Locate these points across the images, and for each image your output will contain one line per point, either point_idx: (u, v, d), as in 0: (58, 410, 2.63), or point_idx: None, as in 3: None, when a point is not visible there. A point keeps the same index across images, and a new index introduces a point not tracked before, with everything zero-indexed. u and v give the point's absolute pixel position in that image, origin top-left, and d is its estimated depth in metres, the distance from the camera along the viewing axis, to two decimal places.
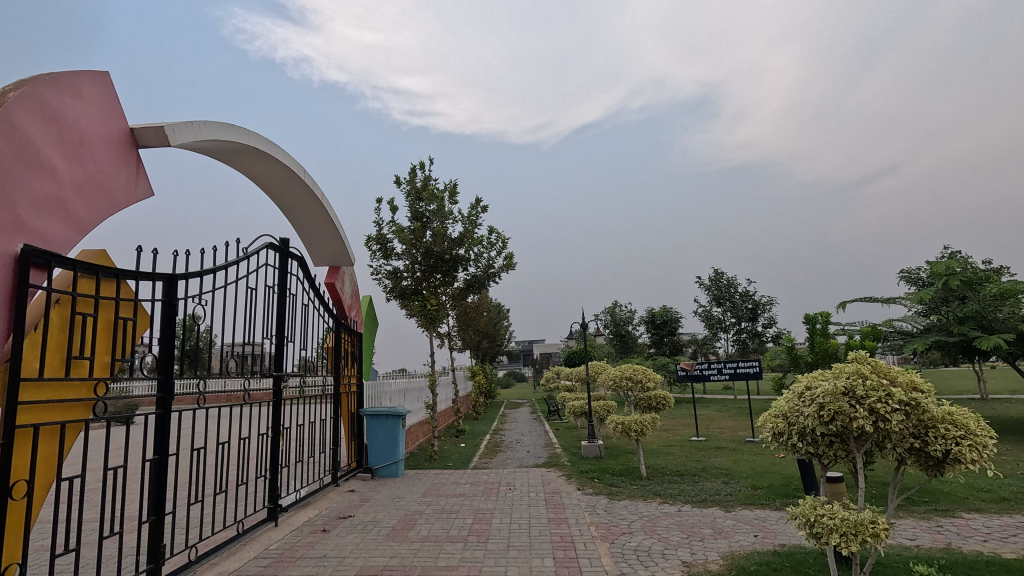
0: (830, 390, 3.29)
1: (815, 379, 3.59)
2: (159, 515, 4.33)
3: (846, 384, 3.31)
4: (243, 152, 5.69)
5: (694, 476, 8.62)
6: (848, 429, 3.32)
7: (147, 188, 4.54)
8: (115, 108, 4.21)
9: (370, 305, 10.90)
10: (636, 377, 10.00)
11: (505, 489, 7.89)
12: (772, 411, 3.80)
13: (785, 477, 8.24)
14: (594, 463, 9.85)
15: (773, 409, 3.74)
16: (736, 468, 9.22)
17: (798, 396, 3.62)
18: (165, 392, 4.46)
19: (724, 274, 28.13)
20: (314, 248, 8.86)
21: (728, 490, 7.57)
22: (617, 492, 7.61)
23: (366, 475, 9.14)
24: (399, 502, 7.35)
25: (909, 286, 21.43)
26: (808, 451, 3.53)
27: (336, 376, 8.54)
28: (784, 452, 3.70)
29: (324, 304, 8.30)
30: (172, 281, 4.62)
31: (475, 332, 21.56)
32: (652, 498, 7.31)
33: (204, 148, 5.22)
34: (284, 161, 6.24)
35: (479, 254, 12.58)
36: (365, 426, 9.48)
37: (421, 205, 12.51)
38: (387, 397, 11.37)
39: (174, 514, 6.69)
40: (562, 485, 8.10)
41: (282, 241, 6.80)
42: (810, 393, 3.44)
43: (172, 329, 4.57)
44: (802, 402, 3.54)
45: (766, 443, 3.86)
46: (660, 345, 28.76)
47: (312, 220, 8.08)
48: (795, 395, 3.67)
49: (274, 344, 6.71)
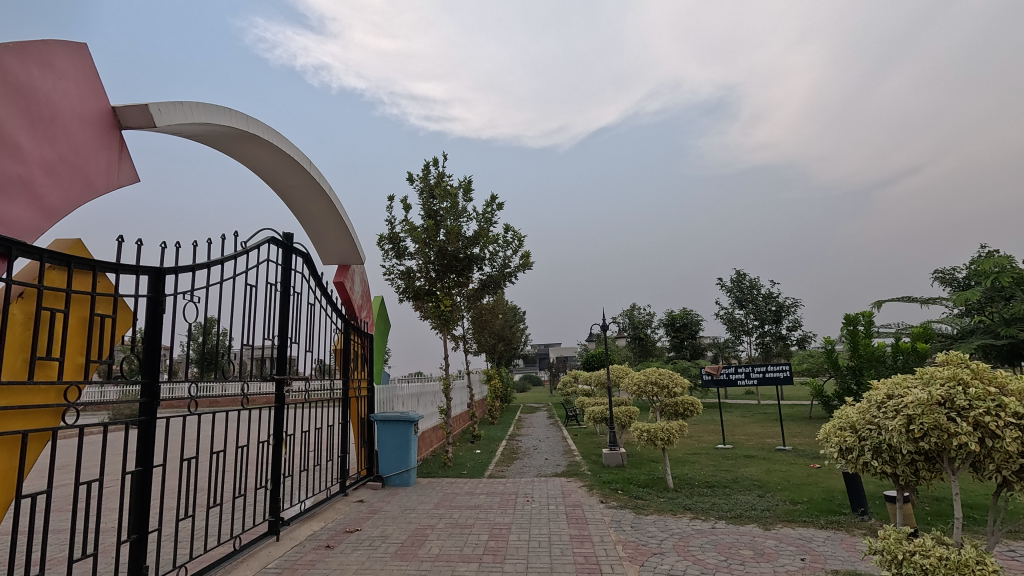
0: (925, 399, 2.83)
1: (897, 387, 3.12)
2: (141, 533, 3.92)
3: (942, 392, 2.85)
4: (241, 139, 5.32)
5: (725, 488, 8.03)
6: (945, 448, 2.84)
7: (133, 174, 4.17)
8: (94, 85, 3.85)
9: (381, 306, 10.49)
10: (662, 382, 9.36)
11: (522, 501, 7.40)
12: (837, 422, 3.34)
13: (826, 491, 7.61)
14: (616, 473, 9.30)
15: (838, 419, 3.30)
16: (771, 480, 8.60)
17: (878, 406, 3.14)
18: (149, 397, 4.03)
19: (746, 275, 27.41)
20: (322, 246, 8.52)
21: (765, 505, 6.97)
22: (644, 506, 7.05)
23: (376, 483, 8.72)
24: (410, 514, 6.90)
25: (944, 287, 20.51)
26: (885, 472, 3.05)
27: (345, 379, 8.12)
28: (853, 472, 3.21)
29: (331, 302, 7.92)
30: (159, 276, 4.22)
31: (490, 334, 21.11)
32: (683, 513, 6.74)
33: (198, 134, 4.85)
34: (288, 151, 5.86)
35: (495, 253, 12.14)
36: (376, 432, 9.05)
37: (434, 203, 12.12)
38: (399, 401, 10.95)
39: (173, 528, 6.31)
40: (584, 497, 7.59)
41: (286, 235, 6.40)
42: (894, 403, 2.98)
43: (159, 328, 4.17)
44: (881, 414, 3.07)
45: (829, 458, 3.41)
46: (680, 348, 28.01)
47: (320, 216, 7.73)
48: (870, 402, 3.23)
49: (276, 345, 6.30)
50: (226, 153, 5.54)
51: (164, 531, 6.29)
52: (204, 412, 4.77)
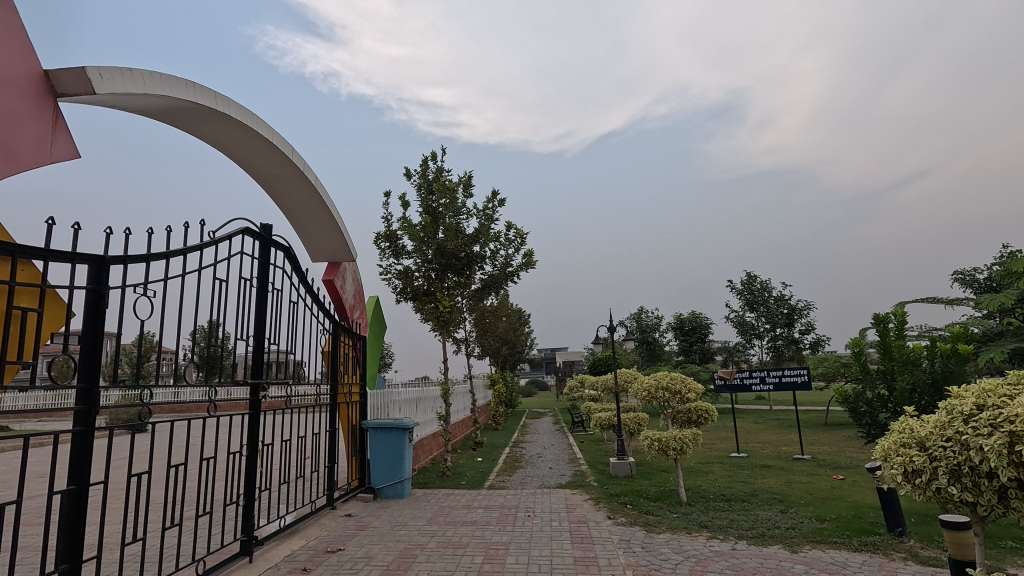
0: None
1: (987, 399, 3.30)
2: (73, 563, 3.40)
3: None
4: (211, 121, 4.83)
5: (744, 502, 7.39)
6: None
7: (73, 151, 3.65)
8: (22, 44, 3.33)
9: (376, 306, 9.96)
10: (674, 387, 8.74)
11: (523, 516, 6.83)
12: (899, 438, 3.55)
13: (855, 506, 6.97)
14: (625, 484, 8.68)
15: (904, 437, 3.51)
16: (792, 493, 7.98)
17: (964, 417, 3.32)
18: (86, 405, 3.50)
19: (757, 277, 26.72)
20: (311, 243, 8.02)
21: (789, 523, 6.33)
22: (655, 523, 6.44)
23: (367, 495, 8.15)
24: (399, 531, 6.33)
25: (964, 288, 19.78)
26: (956, 493, 3.24)
27: (333, 384, 7.57)
28: (918, 496, 3.39)
29: (318, 301, 7.37)
30: (101, 265, 3.69)
31: (494, 338, 20.59)
32: (699, 532, 6.12)
33: (157, 110, 4.35)
34: (265, 135, 5.37)
35: (497, 252, 11.62)
36: (368, 440, 8.49)
37: (433, 199, 11.60)
38: (396, 407, 10.40)
39: (140, 549, 5.76)
40: (590, 512, 6.99)
41: (264, 227, 5.88)
42: (992, 419, 3.14)
43: (100, 325, 3.65)
44: (970, 427, 3.24)
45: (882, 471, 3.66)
46: (689, 353, 27.34)
47: (307, 209, 7.24)
48: (953, 413, 3.41)
49: (252, 346, 5.75)
50: (196, 135, 5.05)
51: (131, 553, 5.75)
52: (161, 421, 4.23)
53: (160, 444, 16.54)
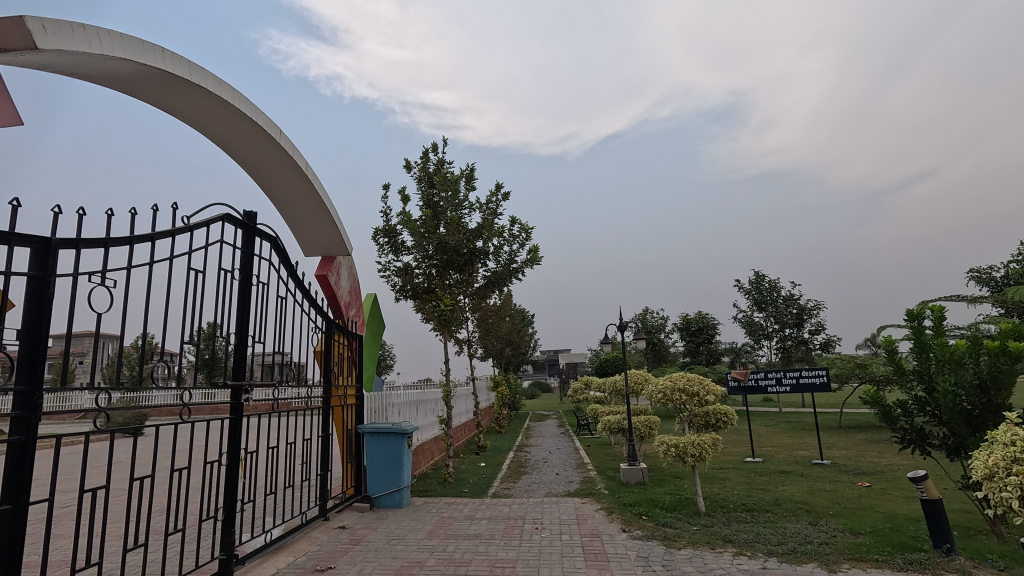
0: None
1: None
2: None
3: None
4: (193, 98, 4.45)
5: (768, 512, 6.86)
6: None
7: (16, 117, 3.18)
8: None
9: (374, 304, 9.47)
10: (692, 389, 8.17)
11: (531, 528, 6.33)
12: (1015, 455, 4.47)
13: (890, 518, 6.44)
14: (637, 492, 8.15)
15: (1017, 454, 4.44)
16: (817, 502, 7.45)
17: None
18: (25, 410, 3.01)
19: (766, 276, 26.18)
20: (302, 237, 7.54)
21: (821, 537, 5.79)
22: (675, 536, 5.91)
23: (363, 505, 7.63)
24: (396, 546, 5.83)
25: (981, 286, 19.20)
26: None
27: (326, 386, 7.05)
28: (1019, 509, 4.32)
29: (309, 297, 6.87)
30: (47, 249, 3.20)
31: (497, 338, 20.06)
32: (723, 548, 5.58)
33: (126, 77, 3.94)
34: (248, 113, 4.92)
35: (501, 248, 11.12)
36: (364, 445, 7.98)
37: (434, 192, 11.10)
38: (395, 411, 9.89)
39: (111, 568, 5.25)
40: (602, 523, 6.49)
41: (247, 214, 5.39)
42: None
43: (44, 316, 3.16)
44: None
45: (989, 482, 4.60)
46: (696, 353, 26.76)
47: (297, 200, 6.76)
48: None
49: (233, 344, 5.25)
50: (177, 114, 4.68)
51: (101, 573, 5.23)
52: (122, 430, 3.73)
53: (154, 451, 16.09)
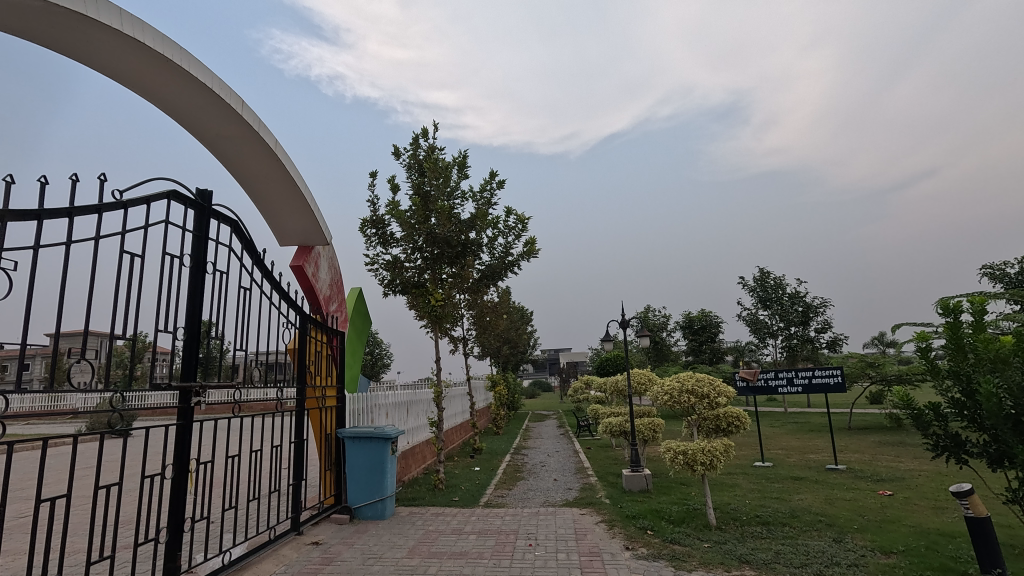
0: None
1: None
2: None
3: None
4: (129, 55, 3.92)
5: (785, 526, 6.22)
6: None
7: None
8: None
9: (358, 299, 8.84)
10: (702, 390, 7.53)
11: (523, 546, 5.69)
12: None
13: (922, 534, 5.81)
14: (640, 502, 7.53)
15: None
16: (836, 513, 6.84)
17: None
18: None
19: (770, 273, 25.53)
20: (278, 227, 6.92)
21: (848, 556, 5.18)
22: (685, 556, 5.28)
23: (343, 516, 7.00)
24: (372, 566, 5.20)
25: (994, 284, 18.57)
26: None
27: (301, 387, 6.41)
28: None
29: (281, 290, 6.24)
30: None
31: (495, 336, 19.43)
32: (739, 570, 4.95)
33: (37, 19, 3.43)
34: (196, 77, 4.31)
35: (495, 239, 10.49)
36: (344, 452, 7.35)
37: (424, 180, 10.45)
38: (381, 413, 9.25)
39: None
40: (603, 540, 5.86)
41: (201, 194, 4.77)
42: None
43: None
44: None
45: None
46: (699, 353, 26.10)
47: (271, 186, 6.14)
48: None
49: (184, 339, 4.62)
50: (115, 74, 4.14)
51: None
52: (44, 439, 3.17)
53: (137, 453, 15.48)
